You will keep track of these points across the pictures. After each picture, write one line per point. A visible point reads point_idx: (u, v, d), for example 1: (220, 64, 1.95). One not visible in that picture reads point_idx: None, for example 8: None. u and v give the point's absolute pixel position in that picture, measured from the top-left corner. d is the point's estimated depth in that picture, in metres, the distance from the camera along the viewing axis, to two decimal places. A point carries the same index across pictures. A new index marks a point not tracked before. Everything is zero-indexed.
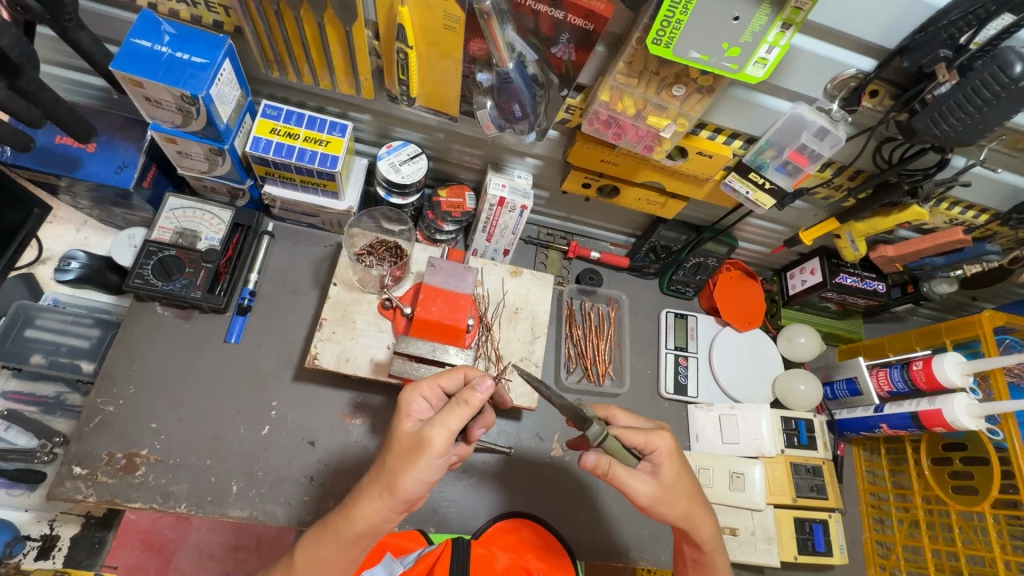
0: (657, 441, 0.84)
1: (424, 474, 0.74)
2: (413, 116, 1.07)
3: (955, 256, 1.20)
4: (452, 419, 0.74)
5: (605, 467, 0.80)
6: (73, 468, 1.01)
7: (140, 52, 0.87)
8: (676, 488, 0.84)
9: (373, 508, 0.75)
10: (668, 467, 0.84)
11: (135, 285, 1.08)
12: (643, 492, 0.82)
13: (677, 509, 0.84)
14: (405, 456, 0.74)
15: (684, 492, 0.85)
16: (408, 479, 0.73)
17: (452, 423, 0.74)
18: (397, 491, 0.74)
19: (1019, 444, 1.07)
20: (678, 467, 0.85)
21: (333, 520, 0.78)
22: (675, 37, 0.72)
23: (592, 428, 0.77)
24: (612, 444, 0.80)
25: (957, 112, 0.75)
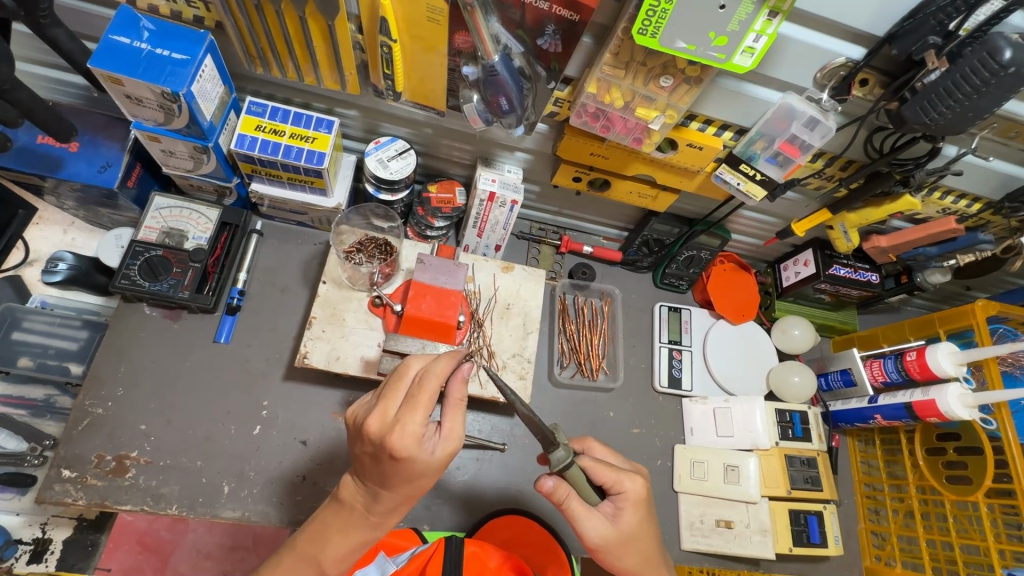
0: (627, 484, 0.83)
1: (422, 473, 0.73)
2: (400, 111, 1.06)
3: (948, 245, 1.20)
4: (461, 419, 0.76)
5: (561, 497, 0.81)
6: (62, 471, 1.00)
7: (118, 49, 0.85)
8: (632, 537, 0.82)
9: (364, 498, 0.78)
10: (628, 516, 0.82)
11: (122, 286, 1.07)
12: (595, 534, 0.80)
13: (626, 559, 0.83)
14: (422, 470, 0.73)
15: (638, 544, 0.83)
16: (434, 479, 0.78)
17: (461, 425, 0.76)
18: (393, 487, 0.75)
19: (1013, 435, 1.08)
20: (641, 518, 0.83)
21: None
22: (660, 27, 0.71)
23: (556, 453, 0.81)
24: (575, 477, 0.82)
25: (946, 100, 0.74)
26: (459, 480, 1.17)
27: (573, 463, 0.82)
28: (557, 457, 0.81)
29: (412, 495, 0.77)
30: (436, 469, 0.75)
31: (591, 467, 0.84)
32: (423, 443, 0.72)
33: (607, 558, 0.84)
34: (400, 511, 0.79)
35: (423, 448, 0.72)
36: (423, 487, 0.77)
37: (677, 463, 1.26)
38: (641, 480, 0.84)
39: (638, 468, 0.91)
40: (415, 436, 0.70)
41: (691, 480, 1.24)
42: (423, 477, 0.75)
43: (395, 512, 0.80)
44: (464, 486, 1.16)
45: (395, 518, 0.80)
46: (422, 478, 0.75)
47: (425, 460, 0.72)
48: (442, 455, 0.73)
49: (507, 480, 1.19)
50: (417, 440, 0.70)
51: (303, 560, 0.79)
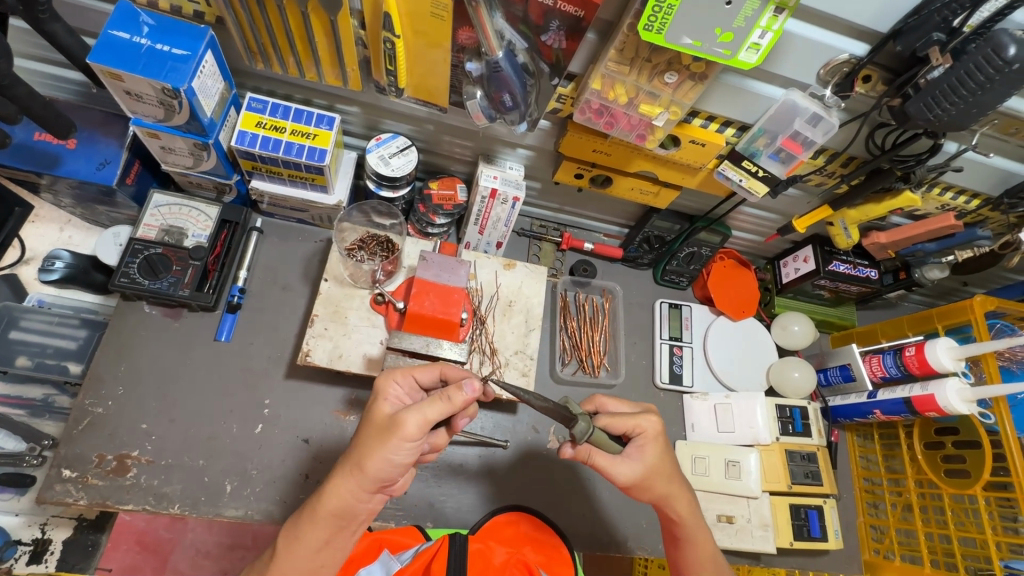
0: (645, 424, 0.87)
1: (394, 454, 0.74)
2: (402, 107, 1.05)
3: (947, 242, 1.22)
4: (430, 410, 0.73)
5: (585, 455, 0.85)
6: (63, 471, 0.99)
7: (117, 45, 0.84)
8: (658, 466, 0.87)
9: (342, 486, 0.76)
10: (653, 450, 0.87)
11: (121, 284, 1.06)
12: (626, 476, 0.85)
13: (655, 489, 0.88)
14: (368, 414, 0.78)
15: (665, 472, 0.88)
16: (374, 458, 0.74)
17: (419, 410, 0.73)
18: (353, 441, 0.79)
19: (1012, 429, 1.08)
20: (662, 450, 0.88)
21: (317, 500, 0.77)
22: (666, 23, 0.70)
23: (577, 426, 0.81)
24: (598, 435, 0.84)
25: (950, 96, 0.74)
26: (461, 477, 1.17)
27: (594, 428, 0.83)
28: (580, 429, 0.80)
29: (348, 459, 0.76)
30: (374, 429, 0.75)
31: (609, 423, 0.87)
32: (392, 393, 0.80)
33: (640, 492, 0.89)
34: (357, 485, 0.76)
35: (384, 395, 0.79)
36: (359, 452, 0.75)
37: (679, 459, 1.26)
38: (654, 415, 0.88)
39: (650, 406, 0.94)
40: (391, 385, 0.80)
41: (693, 475, 1.24)
42: (363, 433, 0.77)
43: (340, 491, 0.76)
44: (466, 483, 1.16)
45: (347, 488, 0.76)
46: (362, 432, 0.77)
47: (377, 408, 0.78)
48: (387, 411, 0.77)
49: (510, 477, 1.19)
50: (390, 387, 0.80)
51: (294, 559, 0.77)
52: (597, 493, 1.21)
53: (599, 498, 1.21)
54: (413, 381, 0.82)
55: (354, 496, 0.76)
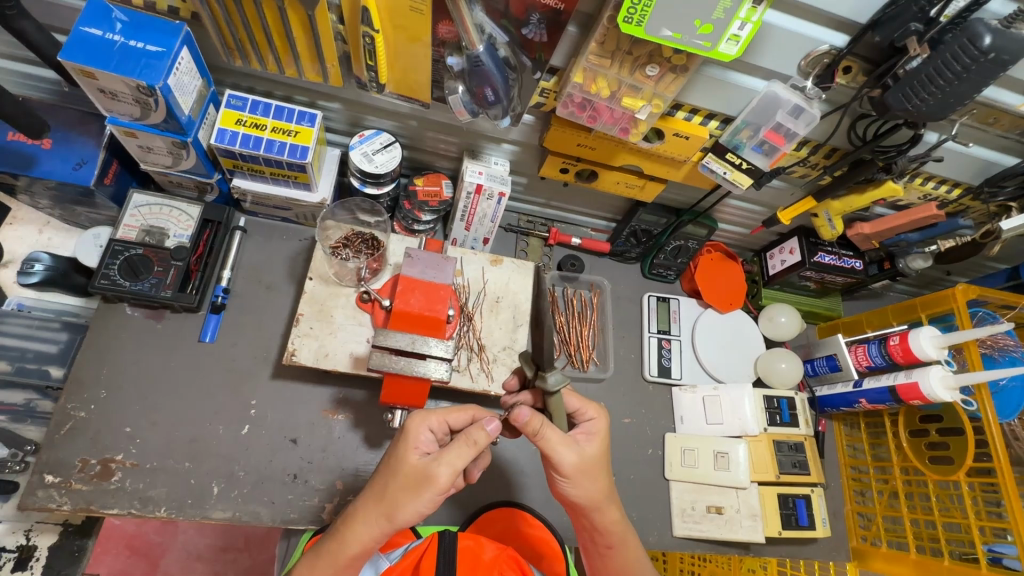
0: (594, 412, 0.87)
1: (421, 505, 0.74)
2: (384, 103, 1.04)
3: (930, 231, 1.23)
4: (459, 459, 0.74)
5: (536, 426, 0.79)
6: (45, 476, 0.98)
7: (90, 42, 0.83)
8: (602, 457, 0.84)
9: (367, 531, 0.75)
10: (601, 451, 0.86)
11: (101, 286, 1.05)
12: (570, 460, 0.80)
13: (593, 487, 0.83)
14: (398, 462, 0.76)
15: (605, 470, 0.84)
16: (405, 507, 0.73)
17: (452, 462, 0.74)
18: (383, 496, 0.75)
19: (993, 415, 1.09)
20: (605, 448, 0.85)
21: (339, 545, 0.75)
22: (646, 15, 0.70)
23: (548, 376, 0.78)
24: (556, 405, 0.81)
25: (928, 86, 0.75)
26: None
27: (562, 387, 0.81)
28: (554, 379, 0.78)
29: (376, 501, 0.75)
30: (405, 479, 0.75)
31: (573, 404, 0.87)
32: (423, 440, 0.77)
33: (566, 488, 0.83)
34: (380, 530, 0.75)
35: (415, 442, 0.77)
36: (389, 499, 0.74)
37: (668, 451, 1.27)
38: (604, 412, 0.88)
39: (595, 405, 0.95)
40: (420, 431, 0.78)
41: (682, 468, 1.25)
42: (392, 480, 0.75)
43: (364, 537, 0.75)
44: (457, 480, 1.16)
45: (369, 533, 0.75)
46: (391, 482, 0.75)
47: (408, 457, 0.76)
48: (415, 462, 0.76)
49: (500, 473, 1.19)
50: (419, 433, 0.77)
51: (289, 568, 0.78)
52: None
53: None
54: (445, 424, 0.83)
55: (374, 540, 0.76)
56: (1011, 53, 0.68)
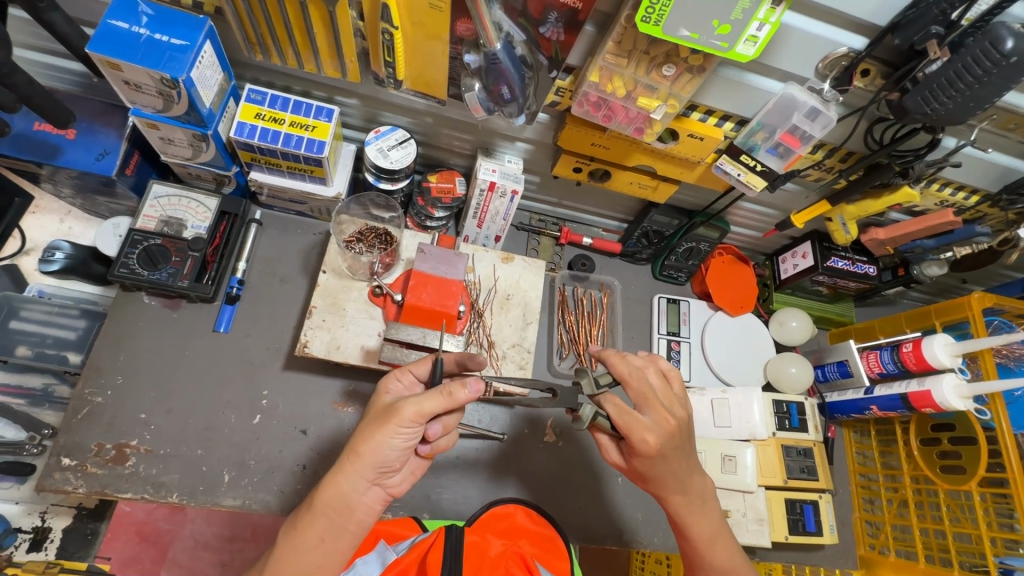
0: (636, 435, 0.81)
1: (393, 444, 0.75)
2: (400, 99, 1.06)
3: (946, 238, 1.22)
4: (428, 402, 0.74)
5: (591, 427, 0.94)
6: (62, 459, 1.00)
7: (117, 35, 0.84)
8: (670, 459, 0.84)
9: (345, 479, 0.75)
10: (670, 458, 0.84)
11: (120, 275, 1.07)
12: (613, 462, 0.91)
13: (649, 483, 0.89)
14: (371, 405, 0.81)
15: (663, 475, 0.86)
16: (370, 441, 0.75)
17: (423, 407, 0.74)
18: (360, 452, 0.75)
19: (1007, 424, 1.07)
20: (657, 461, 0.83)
21: (315, 494, 0.76)
22: (664, 15, 0.70)
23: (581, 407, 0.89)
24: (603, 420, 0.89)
25: (947, 90, 0.74)
26: (458, 469, 1.17)
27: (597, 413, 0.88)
28: (581, 413, 0.88)
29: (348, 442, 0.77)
30: (377, 417, 0.77)
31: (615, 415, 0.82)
32: (392, 396, 0.82)
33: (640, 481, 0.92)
34: (357, 474, 0.76)
35: (385, 390, 0.82)
36: (361, 435, 0.77)
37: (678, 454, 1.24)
38: (652, 431, 0.81)
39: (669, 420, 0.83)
40: (393, 390, 0.83)
41: None
42: (365, 422, 0.79)
43: (338, 489, 0.75)
44: (463, 476, 1.17)
45: (344, 477, 0.76)
46: (366, 421, 0.78)
47: (381, 403, 0.81)
48: (384, 403, 0.80)
49: (507, 468, 1.19)
50: (391, 391, 0.82)
51: (289, 561, 0.74)
52: (597, 488, 1.22)
53: (598, 493, 1.22)
54: (412, 377, 0.84)
55: (351, 486, 0.76)
56: None
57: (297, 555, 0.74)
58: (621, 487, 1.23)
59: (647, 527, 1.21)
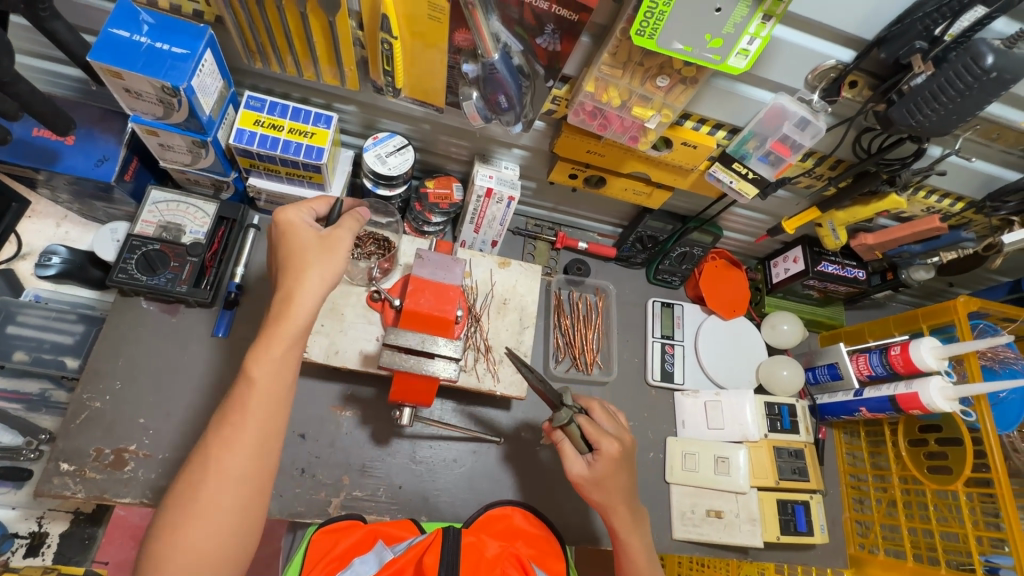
0: (606, 443, 0.93)
1: (330, 275, 0.84)
2: (398, 106, 1.07)
3: (932, 243, 1.24)
4: (348, 223, 0.88)
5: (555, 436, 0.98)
6: (60, 464, 1.00)
7: (118, 43, 0.85)
8: (617, 477, 0.94)
9: (304, 297, 0.81)
10: (618, 476, 0.94)
11: (119, 280, 1.07)
12: (575, 472, 0.94)
13: (605, 492, 0.94)
14: (289, 249, 0.84)
15: (614, 484, 0.94)
16: (318, 262, 0.83)
17: (346, 226, 0.88)
18: (304, 271, 0.82)
19: (991, 425, 1.11)
20: (616, 471, 0.93)
21: (282, 320, 0.80)
22: (658, 28, 0.72)
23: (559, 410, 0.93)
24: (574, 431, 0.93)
25: (931, 103, 0.76)
26: (456, 472, 1.18)
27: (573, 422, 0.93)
28: (559, 417, 0.92)
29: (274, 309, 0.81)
30: (310, 252, 0.84)
31: (590, 428, 0.94)
32: (306, 223, 0.86)
33: (591, 492, 0.95)
34: (310, 293, 0.82)
35: (296, 220, 0.86)
36: (285, 293, 0.82)
37: (668, 455, 1.29)
38: (616, 442, 0.94)
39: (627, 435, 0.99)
40: (298, 215, 0.87)
41: (683, 471, 1.27)
42: (297, 256, 0.83)
43: (265, 361, 0.78)
44: (461, 479, 1.18)
45: (298, 284, 0.81)
46: (284, 281, 0.83)
47: (302, 236, 0.85)
48: (297, 240, 0.84)
49: (504, 471, 1.20)
50: (298, 217, 0.86)
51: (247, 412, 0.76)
52: None
53: None
54: (312, 211, 0.91)
55: (309, 303, 0.82)
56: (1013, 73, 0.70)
57: (253, 401, 0.77)
58: None
59: None
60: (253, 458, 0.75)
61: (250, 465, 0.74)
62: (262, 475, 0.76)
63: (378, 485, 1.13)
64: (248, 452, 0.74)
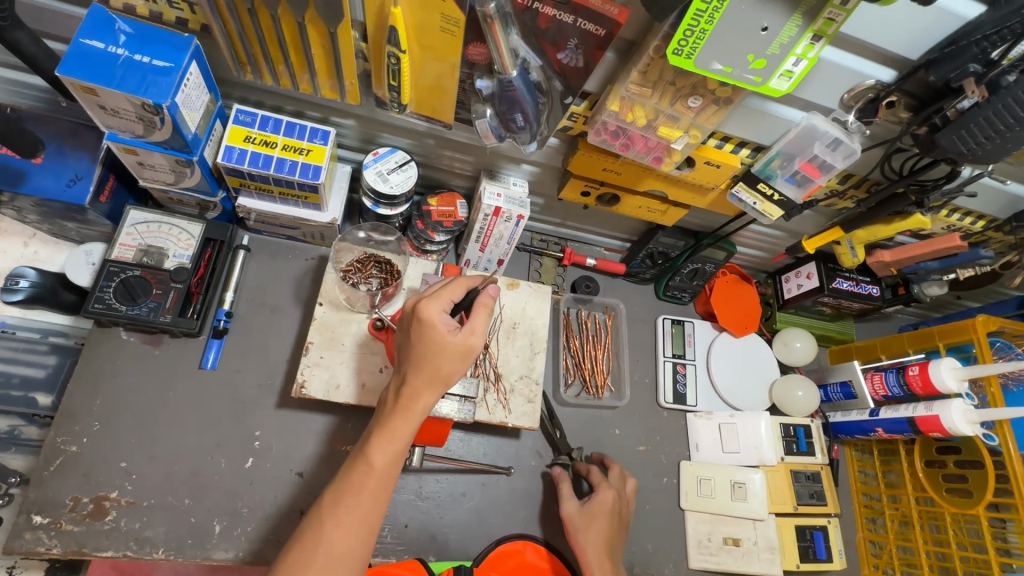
0: (604, 489, 1.04)
1: (455, 377, 0.78)
2: (401, 121, 1.00)
3: (949, 261, 1.22)
4: (481, 322, 0.80)
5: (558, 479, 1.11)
6: (33, 517, 0.91)
7: (90, 55, 0.76)
8: (598, 524, 0.99)
9: (427, 399, 0.77)
10: (601, 522, 1.00)
11: (96, 310, 0.98)
12: (565, 506, 1.04)
13: (587, 527, 0.99)
14: (437, 346, 0.77)
15: (598, 526, 0.99)
16: (456, 364, 0.77)
17: (484, 326, 0.80)
18: (446, 377, 0.77)
19: (1014, 449, 1.08)
20: (609, 521, 1.00)
21: (403, 410, 0.77)
22: (697, 48, 0.66)
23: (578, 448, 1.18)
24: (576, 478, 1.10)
25: (985, 130, 0.72)
26: (465, 507, 1.12)
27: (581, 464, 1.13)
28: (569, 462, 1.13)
29: (398, 399, 0.77)
30: (444, 356, 0.77)
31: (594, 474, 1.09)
32: (446, 321, 0.78)
33: (578, 537, 0.99)
34: (434, 390, 0.77)
35: (433, 319, 0.77)
36: (407, 391, 0.77)
37: (683, 481, 1.25)
38: (611, 493, 1.04)
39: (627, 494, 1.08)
40: (437, 311, 0.78)
41: (698, 497, 1.23)
42: (420, 355, 0.77)
43: (386, 449, 0.75)
44: (470, 514, 1.11)
45: (422, 387, 0.77)
46: (412, 377, 0.77)
47: (442, 337, 0.77)
48: (459, 338, 0.77)
49: (515, 503, 1.14)
50: (439, 315, 0.78)
51: (354, 508, 0.72)
52: None
53: None
54: (449, 298, 0.81)
55: (427, 403, 0.77)
56: None
57: (360, 496, 0.72)
58: (630, 518, 1.20)
59: (657, 558, 1.19)
60: (361, 538, 0.71)
61: (353, 547, 0.71)
62: (362, 566, 0.71)
63: (383, 524, 1.06)
64: (356, 534, 0.71)
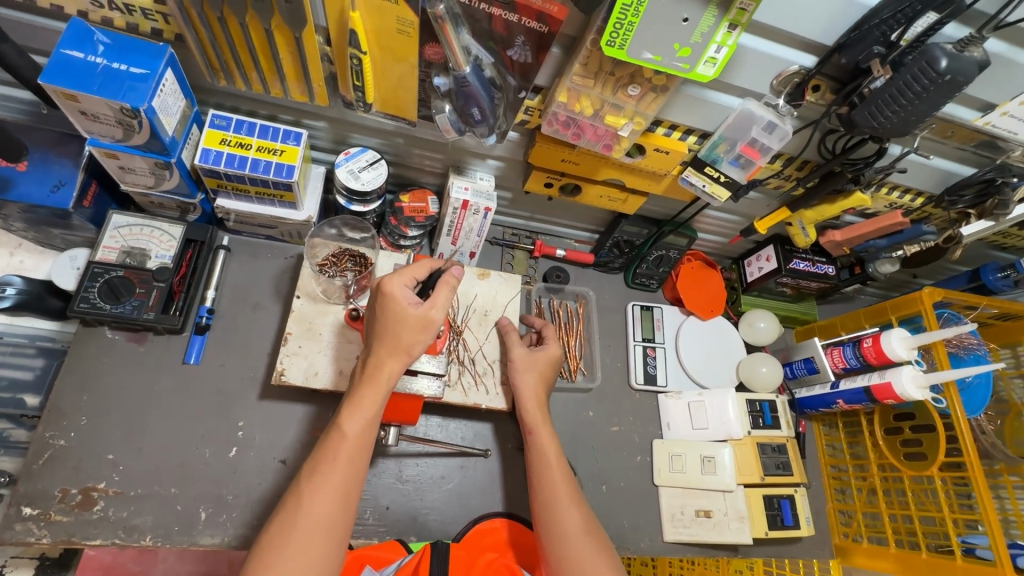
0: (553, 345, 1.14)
1: (418, 349, 0.84)
2: (370, 121, 1.06)
3: (896, 238, 1.27)
4: (441, 296, 0.85)
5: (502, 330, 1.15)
6: (23, 509, 0.95)
7: (71, 64, 0.82)
8: (537, 370, 1.10)
9: (392, 367, 0.83)
10: (539, 368, 1.10)
11: (80, 310, 1.02)
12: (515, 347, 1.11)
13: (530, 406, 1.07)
14: (397, 317, 0.83)
15: (538, 370, 1.10)
16: (418, 334, 0.83)
17: (445, 300, 0.85)
18: (409, 348, 0.83)
19: (961, 412, 1.14)
20: (548, 364, 1.12)
21: (369, 381, 0.83)
22: (627, 39, 0.73)
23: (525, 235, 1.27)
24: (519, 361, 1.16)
25: (892, 105, 0.79)
26: (445, 488, 1.16)
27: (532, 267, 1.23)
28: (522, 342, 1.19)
29: (365, 371, 0.83)
30: (406, 328, 0.83)
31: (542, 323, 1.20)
32: (407, 295, 0.84)
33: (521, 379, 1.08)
34: (398, 360, 0.83)
35: (393, 292, 0.84)
36: (374, 363, 0.83)
37: (656, 457, 1.30)
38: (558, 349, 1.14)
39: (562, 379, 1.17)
40: (399, 286, 0.84)
41: (670, 473, 1.28)
42: (383, 327, 0.83)
43: (356, 417, 0.81)
44: (450, 495, 1.16)
45: (386, 357, 0.83)
46: (377, 349, 0.83)
47: (403, 309, 0.83)
48: (420, 309, 0.83)
49: (494, 484, 1.19)
50: (400, 289, 0.84)
51: (330, 474, 0.78)
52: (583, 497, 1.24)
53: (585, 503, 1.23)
54: (412, 277, 0.88)
55: (392, 371, 0.83)
56: (965, 75, 0.73)
57: (335, 463, 0.79)
58: (604, 495, 1.25)
59: (633, 533, 1.23)
60: (338, 503, 0.77)
61: (331, 512, 0.76)
62: (343, 527, 0.77)
63: (364, 507, 1.10)
64: (333, 499, 0.77)
